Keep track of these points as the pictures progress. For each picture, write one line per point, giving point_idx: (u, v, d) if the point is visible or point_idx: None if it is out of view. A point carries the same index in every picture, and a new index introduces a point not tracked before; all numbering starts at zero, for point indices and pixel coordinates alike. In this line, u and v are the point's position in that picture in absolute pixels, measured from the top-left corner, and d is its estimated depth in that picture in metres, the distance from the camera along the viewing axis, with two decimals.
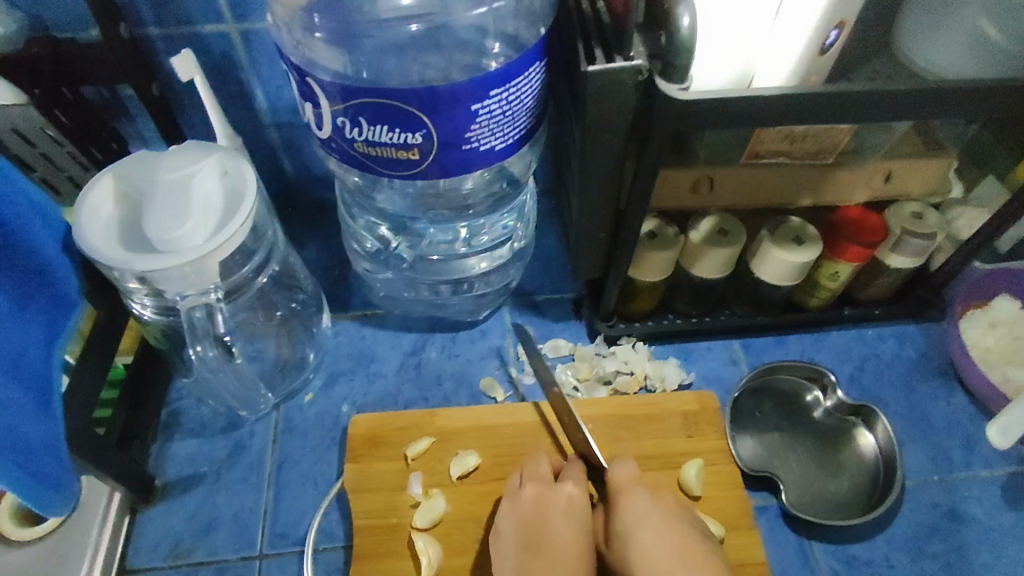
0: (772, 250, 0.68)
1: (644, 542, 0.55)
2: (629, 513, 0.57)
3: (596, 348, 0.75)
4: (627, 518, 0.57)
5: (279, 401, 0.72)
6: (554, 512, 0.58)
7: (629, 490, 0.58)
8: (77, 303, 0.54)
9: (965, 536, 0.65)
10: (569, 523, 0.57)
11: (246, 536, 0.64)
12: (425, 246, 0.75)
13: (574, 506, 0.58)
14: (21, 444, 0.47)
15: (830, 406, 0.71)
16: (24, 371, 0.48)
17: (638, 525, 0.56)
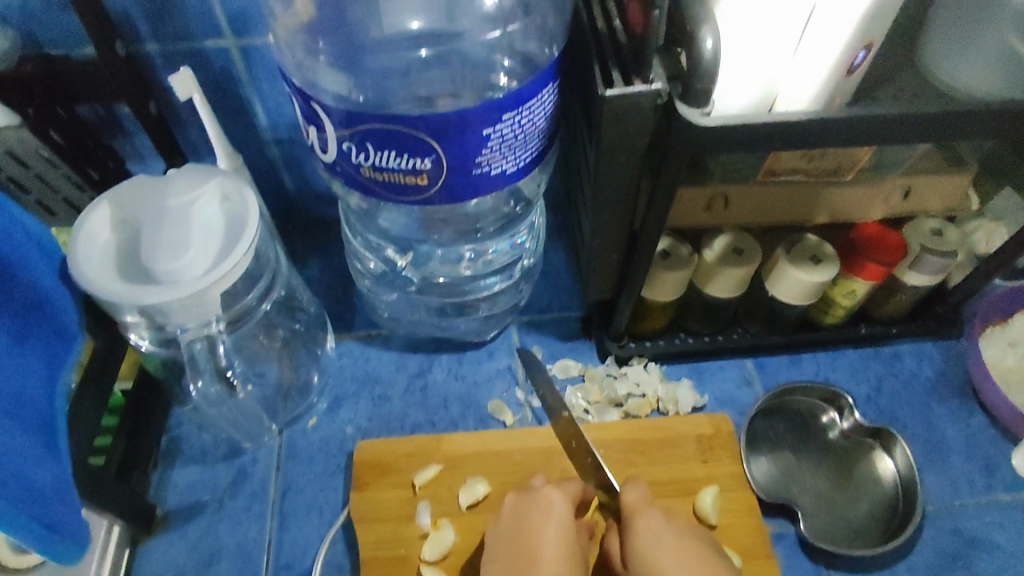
0: (789, 270, 0.66)
1: (659, 558, 0.53)
2: (642, 533, 0.54)
3: (606, 369, 0.73)
4: (641, 540, 0.54)
5: (281, 426, 0.70)
6: (543, 528, 0.54)
7: (641, 508, 0.56)
8: (76, 335, 0.52)
9: (987, 563, 0.63)
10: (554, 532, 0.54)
11: (250, 568, 0.63)
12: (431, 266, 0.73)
13: (558, 515, 0.55)
14: (32, 489, 0.45)
15: (847, 428, 0.69)
16: (27, 410, 0.47)
17: (651, 546, 0.54)
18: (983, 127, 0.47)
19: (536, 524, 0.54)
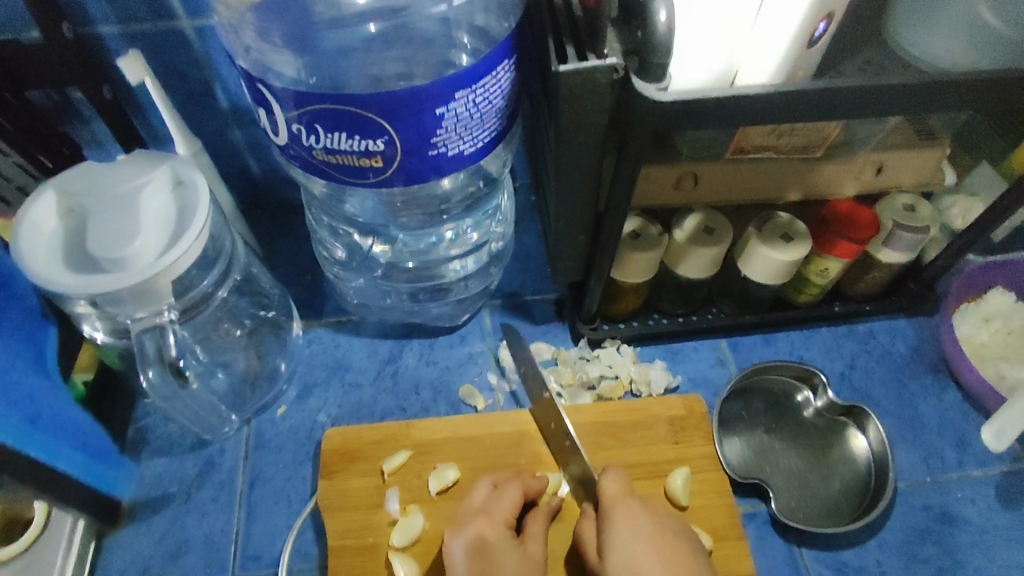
0: (759, 248, 0.65)
1: (637, 552, 0.53)
2: (619, 525, 0.54)
3: (579, 351, 0.73)
4: (619, 537, 0.54)
5: (249, 416, 0.69)
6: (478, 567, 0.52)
7: (618, 500, 0.56)
8: (49, 320, 0.57)
9: (959, 538, 0.63)
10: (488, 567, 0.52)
11: (217, 559, 0.62)
12: (400, 250, 0.72)
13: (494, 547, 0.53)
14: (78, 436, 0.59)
15: (820, 407, 0.69)
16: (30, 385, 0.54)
17: (626, 541, 0.53)
18: (952, 98, 0.46)
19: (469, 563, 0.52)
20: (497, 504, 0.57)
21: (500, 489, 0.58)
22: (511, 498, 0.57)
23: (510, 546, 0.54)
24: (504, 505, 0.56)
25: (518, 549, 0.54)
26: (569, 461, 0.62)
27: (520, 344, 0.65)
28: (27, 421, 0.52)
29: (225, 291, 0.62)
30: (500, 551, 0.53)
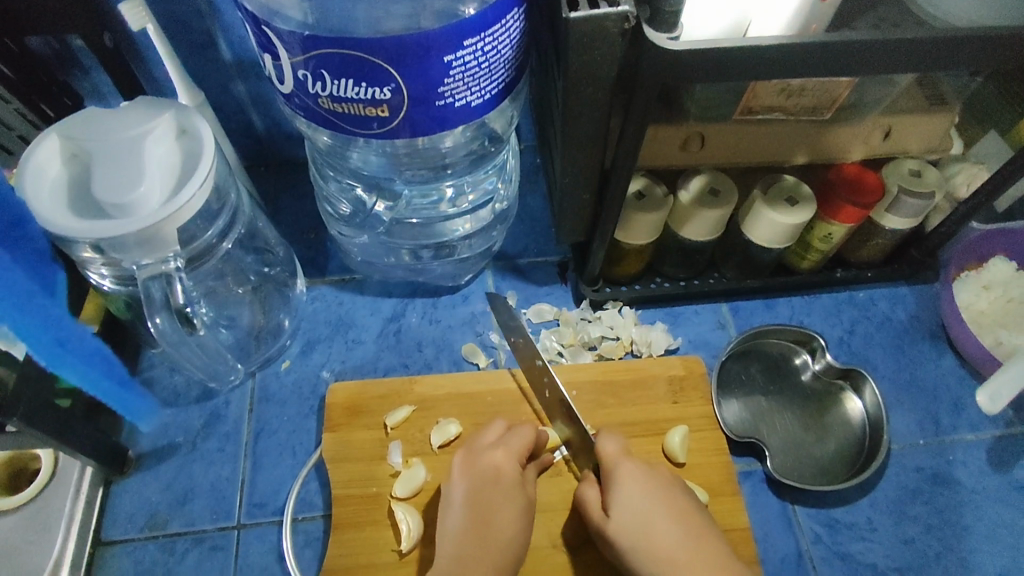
0: (763, 211, 0.65)
1: (639, 510, 0.53)
2: (621, 487, 0.54)
3: (580, 313, 0.73)
4: (622, 502, 0.53)
5: (254, 369, 0.70)
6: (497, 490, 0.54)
7: (617, 461, 0.55)
8: (55, 263, 0.54)
9: (950, 498, 0.64)
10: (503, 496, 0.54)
11: (223, 507, 0.63)
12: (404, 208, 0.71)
13: (508, 476, 0.55)
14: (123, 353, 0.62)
15: (818, 370, 0.69)
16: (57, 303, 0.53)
17: (624, 502, 0.53)
18: (968, 58, 0.46)
19: (490, 489, 0.54)
20: (505, 444, 0.57)
21: (508, 431, 0.59)
22: (519, 441, 0.58)
23: (512, 487, 0.55)
24: (520, 442, 0.58)
25: (519, 492, 0.55)
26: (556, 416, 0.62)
27: None
28: (58, 344, 0.52)
29: (229, 243, 0.62)
30: (504, 493, 0.54)
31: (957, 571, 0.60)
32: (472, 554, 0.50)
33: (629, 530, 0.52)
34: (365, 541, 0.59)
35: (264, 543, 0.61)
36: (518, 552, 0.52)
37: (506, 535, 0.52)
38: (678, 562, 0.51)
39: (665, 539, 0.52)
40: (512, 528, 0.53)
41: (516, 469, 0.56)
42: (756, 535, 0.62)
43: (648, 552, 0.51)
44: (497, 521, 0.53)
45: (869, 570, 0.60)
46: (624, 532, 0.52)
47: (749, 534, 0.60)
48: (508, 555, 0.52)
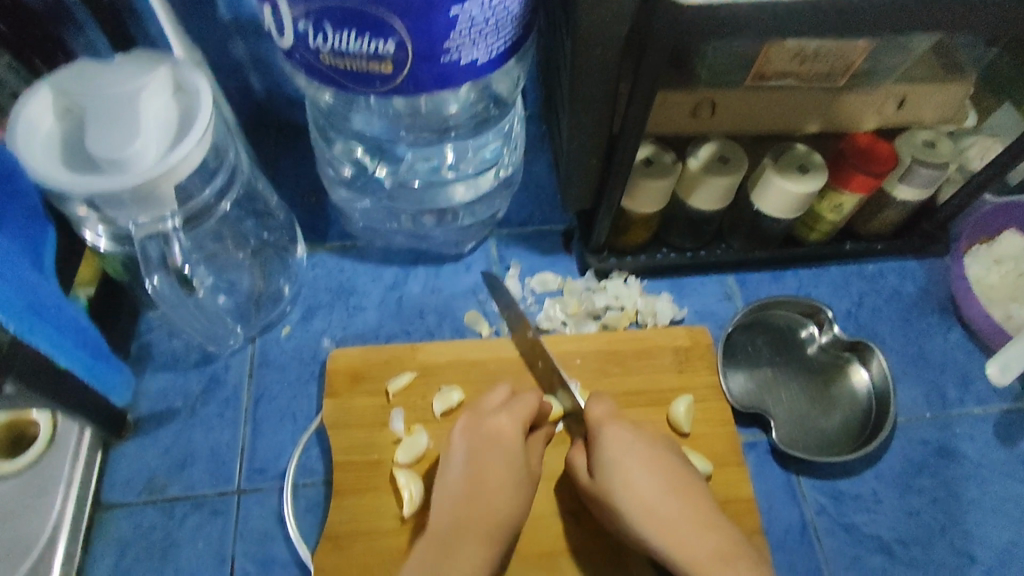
0: (773, 178, 0.64)
1: (628, 471, 0.52)
2: (609, 448, 0.53)
3: (585, 282, 0.72)
4: (612, 462, 0.53)
5: (254, 335, 0.69)
6: (497, 454, 0.54)
7: (605, 423, 0.55)
8: (48, 223, 0.53)
9: (955, 471, 0.63)
10: (504, 464, 0.54)
11: (223, 472, 0.62)
12: (404, 171, 0.70)
13: (511, 442, 0.54)
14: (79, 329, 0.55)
15: (825, 343, 0.69)
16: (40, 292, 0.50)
17: (613, 462, 0.53)
18: (987, 27, 0.45)
19: (490, 453, 0.54)
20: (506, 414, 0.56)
21: (506, 398, 0.58)
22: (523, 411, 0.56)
23: (512, 458, 0.54)
24: (525, 408, 0.56)
25: (519, 464, 0.55)
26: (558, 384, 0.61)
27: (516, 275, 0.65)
28: (31, 311, 0.49)
29: (226, 202, 0.62)
30: (504, 465, 0.54)
31: (962, 542, 0.60)
32: (468, 528, 0.51)
33: (620, 491, 0.52)
34: (366, 508, 0.58)
35: (264, 508, 0.61)
36: (517, 522, 0.53)
37: (504, 508, 0.52)
38: (674, 527, 0.50)
39: (656, 501, 0.51)
40: (512, 493, 0.53)
41: (520, 434, 0.55)
42: (761, 505, 0.61)
43: (639, 514, 0.51)
44: (494, 494, 0.52)
45: (873, 541, 0.60)
46: (614, 492, 0.52)
47: (754, 505, 0.59)
48: (506, 528, 0.52)
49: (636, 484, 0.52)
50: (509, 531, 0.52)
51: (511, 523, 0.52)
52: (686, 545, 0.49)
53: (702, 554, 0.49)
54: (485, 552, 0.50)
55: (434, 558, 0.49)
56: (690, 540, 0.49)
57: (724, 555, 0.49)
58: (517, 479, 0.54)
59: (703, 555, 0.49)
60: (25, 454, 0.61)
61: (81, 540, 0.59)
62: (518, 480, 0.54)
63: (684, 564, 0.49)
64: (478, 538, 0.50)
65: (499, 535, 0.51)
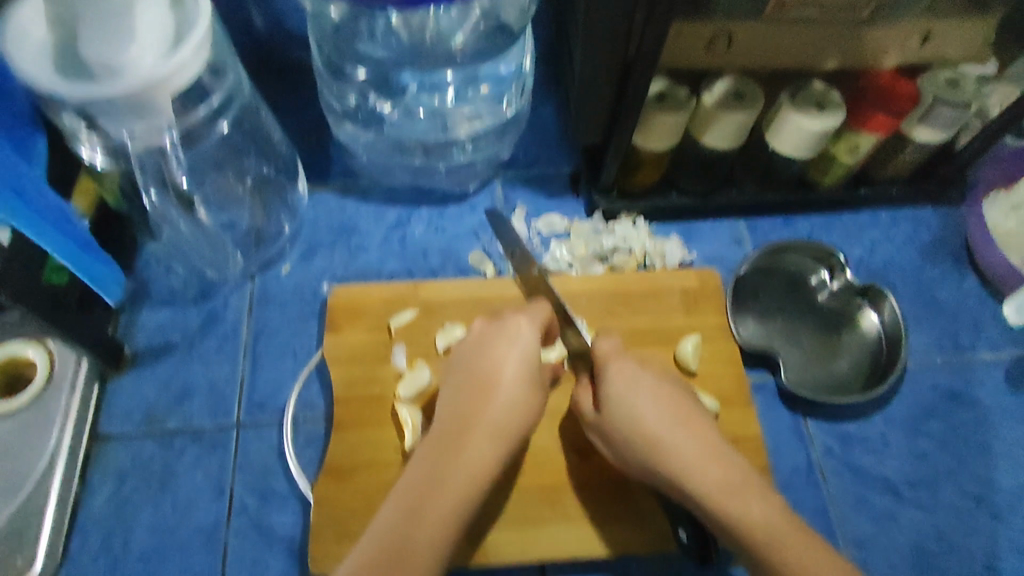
0: (791, 115, 0.61)
1: (636, 403, 0.50)
2: (615, 384, 0.52)
3: (593, 224, 0.70)
4: (619, 396, 0.51)
5: (254, 272, 0.68)
6: (510, 352, 0.52)
7: (611, 359, 0.53)
8: (36, 127, 0.51)
9: (965, 415, 0.63)
10: (518, 361, 0.52)
11: (222, 405, 0.61)
12: (407, 100, 0.70)
13: (528, 341, 0.53)
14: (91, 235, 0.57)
15: (835, 288, 0.67)
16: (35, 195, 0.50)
17: (618, 394, 0.51)
18: None
19: (501, 348, 0.52)
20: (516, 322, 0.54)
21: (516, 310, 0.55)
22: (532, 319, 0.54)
23: (524, 365, 0.52)
24: (542, 314, 0.55)
25: (533, 372, 0.52)
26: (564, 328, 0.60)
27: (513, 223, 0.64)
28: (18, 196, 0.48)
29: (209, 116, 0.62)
30: (516, 372, 0.52)
31: (970, 486, 0.59)
32: (475, 428, 0.49)
33: (628, 425, 0.50)
34: (367, 441, 0.57)
35: (264, 442, 0.60)
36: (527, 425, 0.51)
37: (515, 409, 0.50)
38: (683, 460, 0.48)
39: (665, 434, 0.49)
40: (523, 392, 0.51)
41: (537, 335, 0.54)
42: (768, 446, 0.61)
43: (644, 445, 0.49)
44: (504, 395, 0.51)
45: (880, 483, 0.59)
46: (623, 427, 0.50)
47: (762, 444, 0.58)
48: (515, 432, 0.50)
49: (641, 409, 0.50)
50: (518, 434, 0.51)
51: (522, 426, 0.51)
52: (693, 475, 0.47)
53: (709, 484, 0.46)
54: (491, 453, 0.49)
55: (438, 461, 0.48)
56: (699, 471, 0.47)
57: (730, 487, 0.46)
58: (529, 377, 0.52)
59: (710, 484, 0.46)
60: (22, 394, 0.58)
61: (78, 470, 0.58)
62: (530, 379, 0.52)
63: (690, 493, 0.47)
64: (484, 438, 0.49)
65: (507, 436, 0.50)
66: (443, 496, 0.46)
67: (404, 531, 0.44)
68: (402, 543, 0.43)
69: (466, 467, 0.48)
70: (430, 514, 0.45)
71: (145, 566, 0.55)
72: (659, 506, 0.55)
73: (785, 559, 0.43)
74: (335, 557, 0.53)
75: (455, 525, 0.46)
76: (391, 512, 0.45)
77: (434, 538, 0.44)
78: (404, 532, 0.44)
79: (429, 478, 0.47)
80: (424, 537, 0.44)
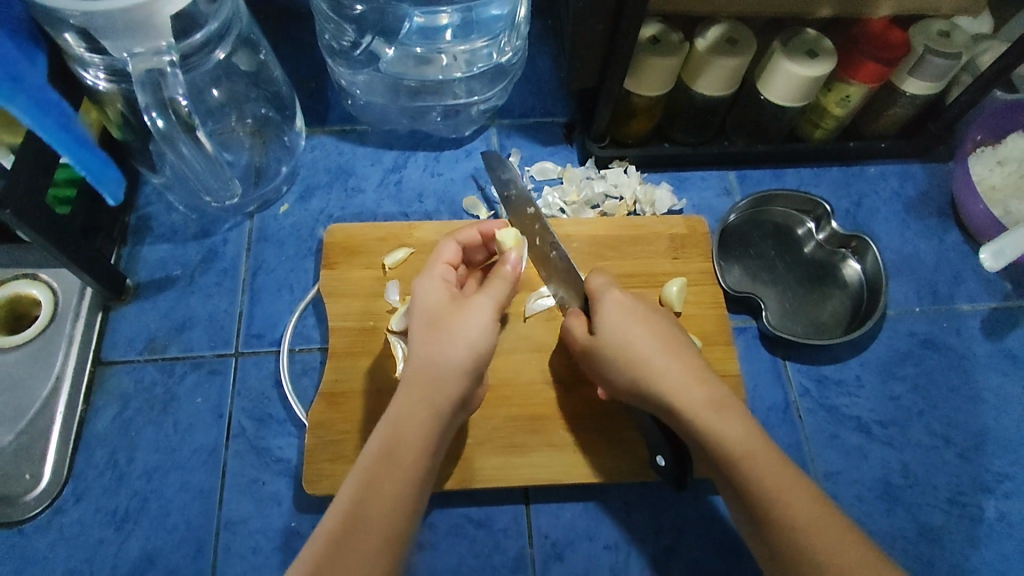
0: (782, 62, 0.62)
1: (629, 328, 0.53)
2: (609, 311, 0.54)
3: (585, 171, 0.71)
4: (610, 326, 0.53)
5: (253, 210, 0.69)
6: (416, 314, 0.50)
7: (602, 292, 0.55)
8: (40, 42, 0.50)
9: (938, 361, 0.65)
10: (422, 315, 0.49)
11: (221, 336, 0.63)
12: (401, 38, 0.70)
13: (427, 292, 0.50)
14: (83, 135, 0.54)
15: (821, 239, 0.69)
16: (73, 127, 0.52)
17: (609, 323, 0.53)
18: None
19: (410, 314, 0.50)
20: (431, 271, 0.52)
21: (431, 258, 0.54)
22: (447, 264, 0.53)
23: (450, 307, 0.49)
24: (436, 263, 0.53)
25: (465, 310, 0.49)
26: (552, 274, 0.60)
27: (505, 167, 0.65)
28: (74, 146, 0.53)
29: (221, 54, 0.60)
30: (444, 316, 0.49)
31: (939, 426, 0.62)
32: (411, 380, 0.47)
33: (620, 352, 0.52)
34: (361, 370, 0.59)
35: (261, 370, 0.62)
36: (472, 365, 0.47)
37: (453, 351, 0.47)
38: (670, 383, 0.50)
39: (654, 361, 0.51)
40: (446, 341, 0.47)
41: (437, 281, 0.51)
42: (746, 386, 0.63)
43: (635, 367, 0.51)
44: (436, 340, 0.48)
45: (853, 422, 0.62)
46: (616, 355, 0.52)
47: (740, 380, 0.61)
48: (444, 379, 0.46)
49: (634, 333, 0.52)
50: (462, 377, 0.47)
51: (464, 366, 0.47)
52: (680, 396, 0.49)
53: (695, 403, 0.49)
54: (431, 404, 0.46)
55: (383, 429, 0.45)
56: (687, 392, 0.49)
57: (716, 403, 0.49)
58: (446, 325, 0.48)
59: (696, 404, 0.49)
60: (29, 329, 0.61)
61: (83, 393, 0.60)
62: (445, 324, 0.48)
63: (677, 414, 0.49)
64: (415, 395, 0.46)
65: (445, 381, 0.46)
66: (397, 460, 0.43)
67: (358, 498, 0.41)
68: (358, 509, 0.41)
69: (411, 422, 0.45)
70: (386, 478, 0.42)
71: (147, 483, 0.58)
72: (639, 436, 0.57)
73: (761, 476, 0.45)
74: (328, 475, 0.56)
75: (409, 482, 0.43)
76: (348, 482, 0.43)
77: (391, 499, 0.42)
78: (356, 499, 0.41)
79: (381, 443, 0.44)
80: (379, 501, 0.41)
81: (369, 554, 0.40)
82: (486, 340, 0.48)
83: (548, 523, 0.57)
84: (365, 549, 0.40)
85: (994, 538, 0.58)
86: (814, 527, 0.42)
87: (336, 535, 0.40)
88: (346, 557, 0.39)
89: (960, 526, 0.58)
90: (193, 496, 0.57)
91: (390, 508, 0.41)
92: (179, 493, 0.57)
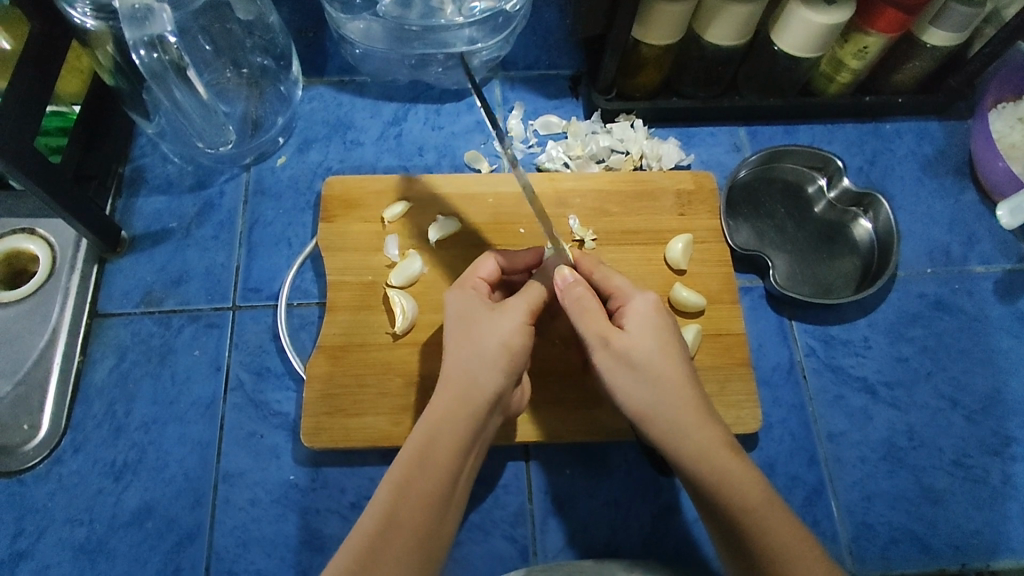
0: (798, 10, 0.60)
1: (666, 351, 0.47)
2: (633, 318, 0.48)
3: (590, 125, 0.69)
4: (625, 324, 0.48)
5: (249, 163, 0.68)
6: (451, 327, 0.49)
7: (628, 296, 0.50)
8: None
9: (947, 323, 0.63)
10: (457, 322, 0.49)
11: (217, 289, 0.63)
12: None
13: (457, 305, 0.50)
14: None
15: (832, 198, 0.67)
16: None
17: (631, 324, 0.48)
18: None
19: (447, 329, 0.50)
20: (465, 283, 0.51)
21: (467, 269, 0.53)
22: (483, 276, 0.52)
23: (483, 309, 0.49)
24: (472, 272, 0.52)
25: (498, 311, 0.49)
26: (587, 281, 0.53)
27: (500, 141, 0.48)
28: None
29: None
30: (476, 320, 0.48)
31: (946, 388, 0.61)
32: (448, 380, 0.47)
33: (623, 356, 0.47)
34: (360, 323, 0.58)
35: (259, 324, 0.61)
36: (505, 363, 0.47)
37: (484, 350, 0.47)
38: (669, 395, 0.45)
39: (658, 367, 0.46)
40: (470, 353, 0.47)
41: (469, 293, 0.50)
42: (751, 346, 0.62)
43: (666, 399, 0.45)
44: (467, 345, 0.47)
45: (859, 383, 0.61)
46: (617, 359, 0.47)
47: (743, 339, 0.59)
48: (471, 389, 0.46)
49: (661, 366, 0.46)
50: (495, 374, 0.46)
51: (491, 366, 0.46)
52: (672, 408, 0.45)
53: (684, 416, 0.45)
54: (463, 405, 0.45)
55: (422, 437, 0.44)
56: (686, 409, 0.45)
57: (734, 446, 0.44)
58: (481, 333, 0.47)
59: (684, 420, 0.45)
60: (25, 285, 0.61)
61: (80, 344, 0.60)
62: (467, 331, 0.48)
63: (663, 429, 0.45)
64: (450, 401, 0.45)
65: (479, 386, 0.46)
66: (431, 462, 0.43)
67: (394, 497, 0.41)
68: (393, 509, 0.40)
69: (445, 422, 0.45)
70: (417, 482, 0.42)
71: (145, 434, 0.57)
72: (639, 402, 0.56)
73: (743, 487, 0.42)
74: (326, 429, 0.55)
75: (445, 483, 0.43)
76: (384, 482, 0.42)
77: (425, 498, 0.41)
78: (392, 500, 0.41)
79: (415, 444, 0.44)
80: (413, 501, 0.41)
81: (408, 551, 0.39)
82: (519, 337, 0.47)
83: (548, 479, 0.57)
84: (404, 547, 0.39)
85: (1001, 500, 0.57)
86: (795, 547, 0.40)
87: (375, 530, 0.40)
88: (387, 553, 0.39)
89: (966, 488, 0.57)
90: (191, 448, 0.57)
91: (425, 509, 0.41)
92: (177, 445, 0.57)
